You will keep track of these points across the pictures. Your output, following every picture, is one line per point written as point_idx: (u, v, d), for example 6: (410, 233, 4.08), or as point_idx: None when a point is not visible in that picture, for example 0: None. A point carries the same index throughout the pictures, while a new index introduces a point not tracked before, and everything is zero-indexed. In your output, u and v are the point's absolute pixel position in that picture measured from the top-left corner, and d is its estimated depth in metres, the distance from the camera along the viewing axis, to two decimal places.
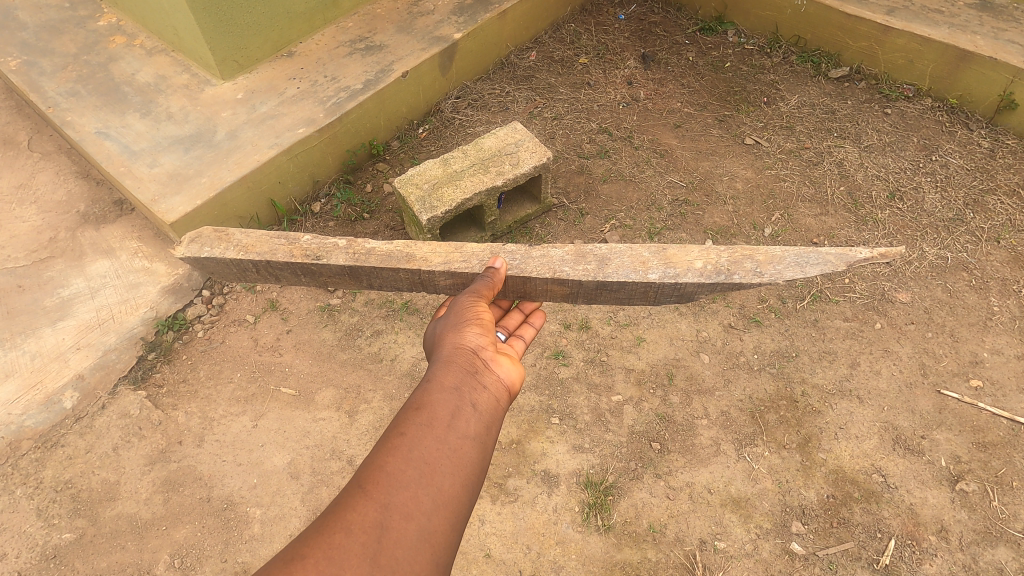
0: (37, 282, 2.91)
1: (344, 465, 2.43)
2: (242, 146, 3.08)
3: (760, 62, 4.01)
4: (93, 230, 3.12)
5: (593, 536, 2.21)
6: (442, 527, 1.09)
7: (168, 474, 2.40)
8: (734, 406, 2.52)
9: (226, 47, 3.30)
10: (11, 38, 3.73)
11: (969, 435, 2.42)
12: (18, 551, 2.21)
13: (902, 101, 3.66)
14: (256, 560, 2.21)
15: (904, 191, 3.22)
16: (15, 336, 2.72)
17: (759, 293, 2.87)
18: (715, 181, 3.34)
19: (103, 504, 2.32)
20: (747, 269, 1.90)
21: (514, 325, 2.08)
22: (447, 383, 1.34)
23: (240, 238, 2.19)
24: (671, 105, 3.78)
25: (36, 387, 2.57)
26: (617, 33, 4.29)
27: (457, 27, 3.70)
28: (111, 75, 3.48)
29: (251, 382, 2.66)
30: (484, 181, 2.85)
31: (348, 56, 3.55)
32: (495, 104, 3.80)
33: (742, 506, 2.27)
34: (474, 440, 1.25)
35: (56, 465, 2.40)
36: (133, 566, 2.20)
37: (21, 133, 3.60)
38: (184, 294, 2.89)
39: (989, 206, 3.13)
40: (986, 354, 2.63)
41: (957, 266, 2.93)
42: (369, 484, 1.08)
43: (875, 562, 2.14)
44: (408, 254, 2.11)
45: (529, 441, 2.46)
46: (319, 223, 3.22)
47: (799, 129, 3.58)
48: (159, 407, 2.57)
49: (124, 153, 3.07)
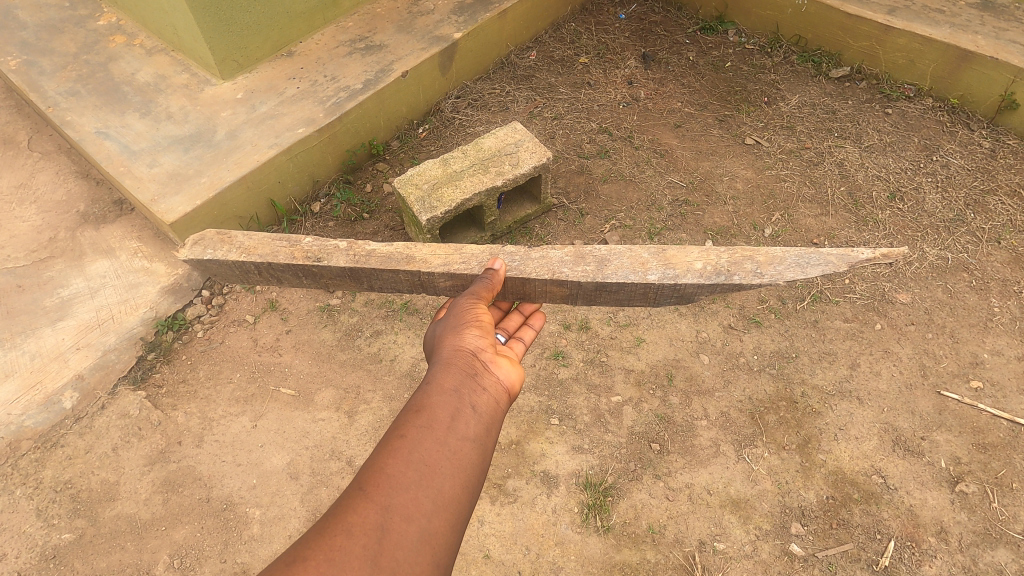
0: (37, 282, 2.91)
1: (343, 465, 2.43)
2: (242, 145, 3.08)
3: (761, 62, 4.01)
4: (93, 230, 3.12)
5: (592, 537, 2.21)
6: (443, 529, 1.08)
7: (168, 474, 2.40)
8: (734, 407, 2.52)
9: (225, 47, 3.30)
10: (11, 38, 3.73)
11: (969, 436, 2.42)
12: (17, 551, 2.22)
13: (904, 101, 3.65)
14: (256, 561, 2.21)
15: (904, 191, 3.22)
16: (15, 336, 2.72)
17: (759, 294, 2.86)
18: (715, 182, 3.34)
19: (102, 504, 2.33)
20: (747, 270, 1.90)
21: (514, 327, 2.07)
22: (447, 385, 1.34)
23: (243, 240, 2.19)
24: (671, 105, 3.77)
25: (36, 387, 2.57)
26: (618, 32, 4.28)
27: (457, 26, 3.70)
28: (111, 74, 3.48)
29: (250, 383, 2.66)
30: (484, 181, 2.85)
31: (348, 55, 3.55)
32: (495, 103, 3.79)
33: (741, 507, 2.27)
34: (474, 441, 1.25)
35: (56, 465, 2.41)
36: (133, 566, 2.20)
37: (21, 132, 3.60)
38: (184, 294, 2.89)
39: (991, 207, 3.12)
40: (986, 355, 2.63)
41: (958, 267, 2.92)
42: (369, 486, 1.08)
43: (875, 563, 2.14)
44: (408, 255, 2.11)
45: (529, 441, 2.46)
46: (319, 223, 3.22)
47: (799, 129, 3.57)
48: (159, 408, 2.57)
49: (124, 153, 3.07)
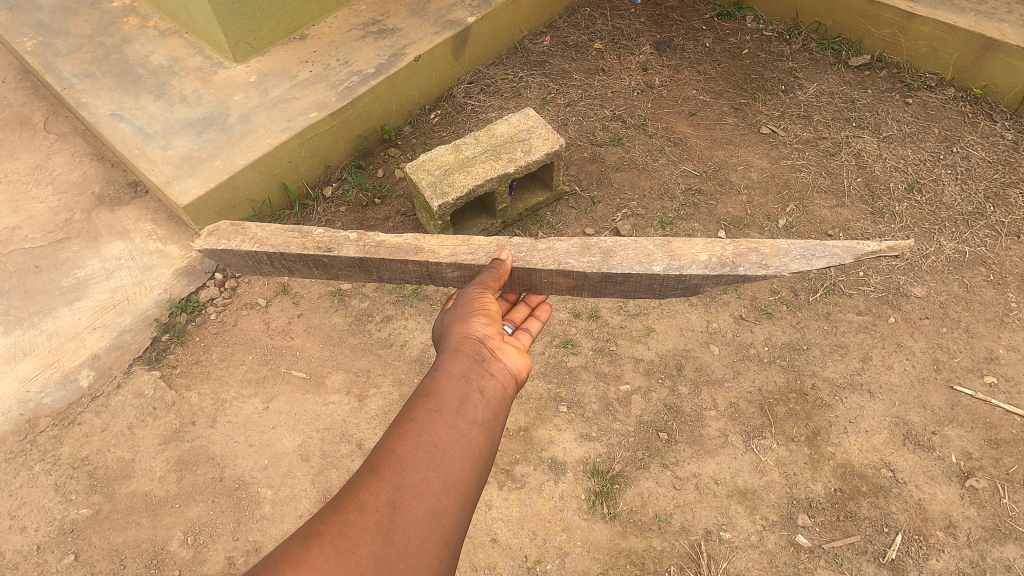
0: (54, 262, 2.95)
1: (353, 448, 2.46)
2: (254, 129, 3.09)
3: (779, 49, 3.94)
4: (108, 212, 3.15)
5: (599, 524, 2.23)
6: (453, 508, 1.09)
7: (182, 453, 2.45)
8: (743, 398, 2.51)
9: (238, 30, 3.29)
10: (26, 18, 3.75)
11: (981, 432, 2.40)
12: (36, 524, 2.27)
13: (925, 90, 3.58)
14: (268, 540, 2.26)
15: (922, 183, 3.17)
16: (32, 316, 2.77)
17: (771, 285, 2.84)
18: (729, 171, 3.30)
19: (118, 482, 2.38)
20: (752, 262, 1.87)
21: (520, 318, 2.04)
22: (454, 370, 1.34)
23: (256, 231, 2.20)
24: (686, 92, 3.72)
25: (53, 365, 2.62)
26: (633, 17, 4.22)
27: (469, 10, 3.67)
28: (125, 56, 3.49)
29: (262, 365, 2.69)
30: (495, 168, 2.84)
31: (360, 39, 3.53)
32: (508, 89, 3.77)
33: (748, 497, 2.28)
34: (482, 425, 1.25)
35: (73, 443, 2.45)
36: (148, 543, 2.25)
37: (37, 114, 3.63)
38: (197, 276, 2.91)
39: (1011, 200, 3.07)
40: (1001, 350, 2.60)
41: (975, 261, 2.88)
42: (381, 466, 1.09)
43: (881, 556, 2.14)
44: (417, 246, 2.12)
45: (537, 429, 2.47)
46: (330, 208, 3.23)
47: (816, 119, 3.51)
48: (172, 388, 2.61)
49: (137, 136, 3.09)
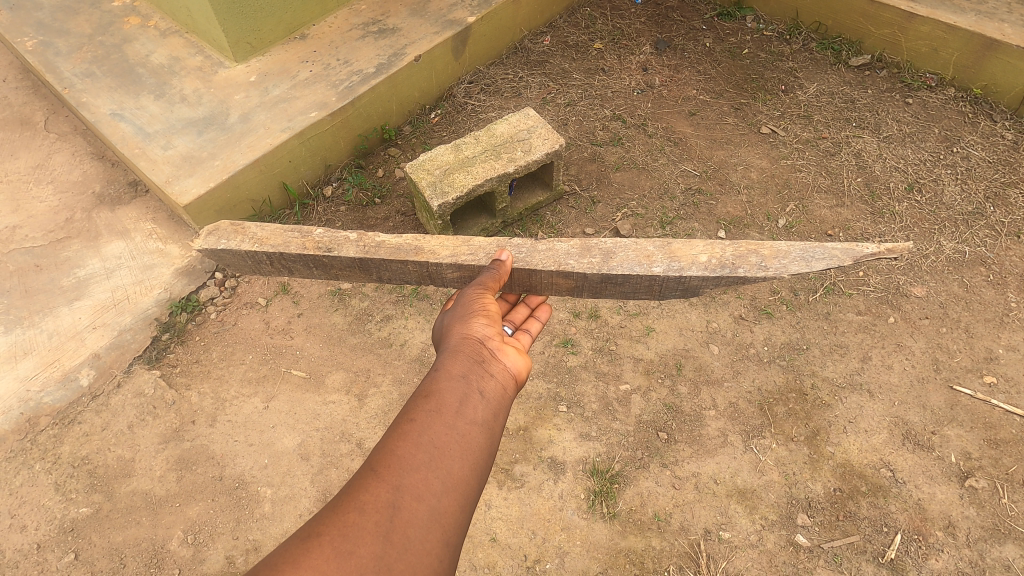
0: (54, 262, 2.95)
1: (353, 448, 2.46)
2: (254, 129, 3.09)
3: (779, 49, 3.94)
4: (109, 211, 3.15)
5: (598, 523, 2.23)
6: (452, 508, 1.10)
7: (181, 453, 2.45)
8: (742, 398, 2.51)
9: (238, 30, 3.29)
10: (27, 18, 3.75)
11: (981, 432, 2.40)
12: (36, 523, 2.27)
13: (925, 90, 3.58)
14: (267, 539, 2.26)
15: (922, 183, 3.17)
16: (33, 315, 2.77)
17: (771, 285, 2.84)
18: (728, 171, 3.30)
19: (118, 481, 2.38)
20: (751, 264, 1.87)
21: (520, 319, 2.04)
22: (454, 370, 1.35)
23: (256, 231, 2.21)
24: (686, 92, 3.72)
25: (53, 365, 2.62)
26: (633, 17, 4.22)
27: (470, 10, 3.67)
28: (125, 56, 3.49)
29: (262, 364, 2.69)
30: (495, 168, 2.84)
31: (360, 39, 3.53)
32: (508, 88, 3.77)
33: (747, 497, 2.28)
34: (482, 426, 1.25)
35: (73, 441, 2.45)
36: (148, 542, 2.25)
37: (37, 113, 3.63)
38: (197, 276, 2.91)
39: (1011, 200, 3.06)
40: (1001, 350, 2.60)
41: (974, 261, 2.88)
42: (381, 466, 1.09)
43: (880, 555, 2.14)
44: (417, 246, 2.12)
45: (537, 428, 2.47)
46: (330, 208, 3.23)
47: (816, 119, 3.51)
48: (172, 387, 2.61)
49: (138, 135, 3.09)
